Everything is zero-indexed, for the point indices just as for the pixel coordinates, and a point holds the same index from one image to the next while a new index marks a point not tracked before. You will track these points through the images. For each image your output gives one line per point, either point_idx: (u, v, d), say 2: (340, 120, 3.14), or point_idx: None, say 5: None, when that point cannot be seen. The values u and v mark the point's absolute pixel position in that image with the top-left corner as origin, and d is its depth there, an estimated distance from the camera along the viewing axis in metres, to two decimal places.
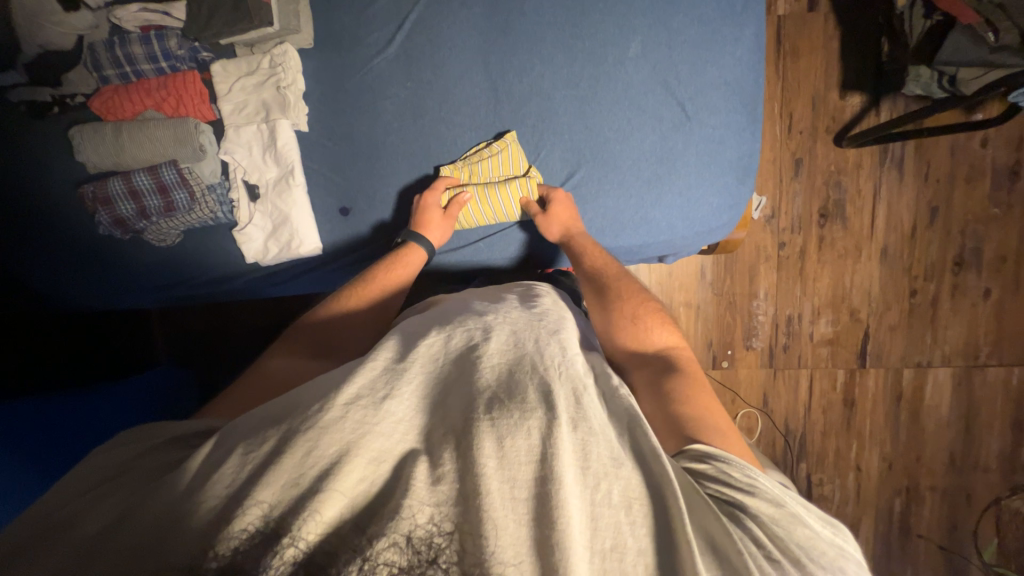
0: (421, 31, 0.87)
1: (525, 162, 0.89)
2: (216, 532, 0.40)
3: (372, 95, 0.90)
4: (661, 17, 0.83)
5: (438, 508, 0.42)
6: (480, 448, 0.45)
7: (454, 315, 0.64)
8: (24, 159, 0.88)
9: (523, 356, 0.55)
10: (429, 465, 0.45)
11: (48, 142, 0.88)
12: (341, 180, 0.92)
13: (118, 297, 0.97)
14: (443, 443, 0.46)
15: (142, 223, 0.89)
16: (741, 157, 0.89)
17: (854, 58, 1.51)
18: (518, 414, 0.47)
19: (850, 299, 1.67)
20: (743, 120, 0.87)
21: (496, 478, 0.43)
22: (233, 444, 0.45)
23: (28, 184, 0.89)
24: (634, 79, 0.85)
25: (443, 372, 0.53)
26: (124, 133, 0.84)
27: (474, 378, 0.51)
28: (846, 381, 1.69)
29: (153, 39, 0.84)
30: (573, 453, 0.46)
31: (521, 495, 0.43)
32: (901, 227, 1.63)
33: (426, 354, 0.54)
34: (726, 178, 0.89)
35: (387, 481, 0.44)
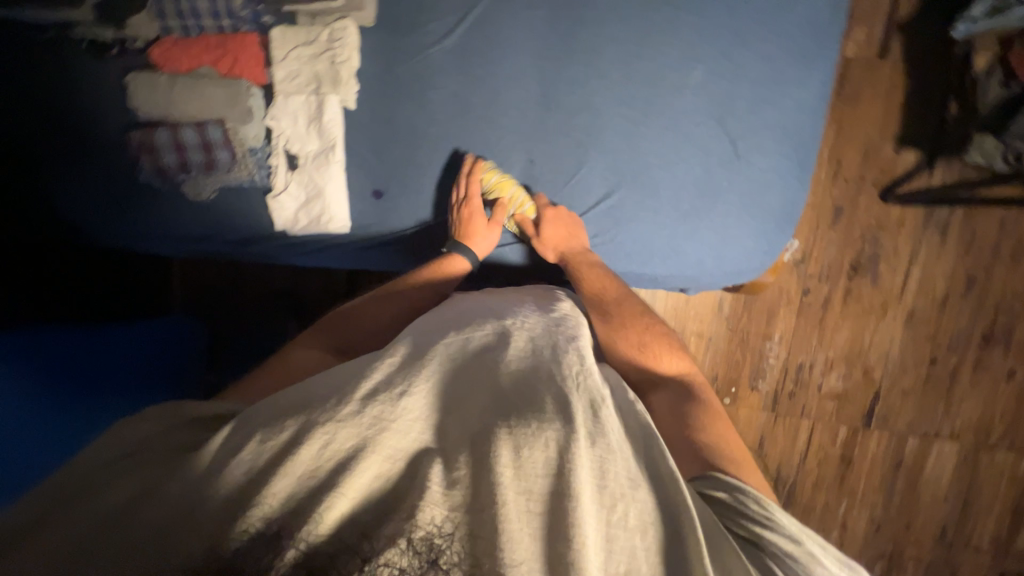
0: (483, 26, 0.86)
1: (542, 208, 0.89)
2: (231, 523, 0.40)
3: (421, 82, 0.88)
4: (728, 49, 0.80)
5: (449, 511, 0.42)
6: (496, 455, 0.44)
7: (472, 316, 0.64)
8: (79, 94, 0.90)
9: (540, 364, 0.55)
10: (445, 465, 0.44)
11: (102, 80, 0.89)
12: (379, 163, 0.92)
13: (140, 240, 0.98)
14: (458, 447, 0.46)
15: (183, 176, 0.90)
16: (786, 205, 0.84)
17: (916, 113, 1.46)
18: (535, 425, 0.47)
19: (867, 357, 1.63)
20: (795, 167, 0.83)
21: (512, 488, 0.43)
22: (250, 431, 0.45)
23: (79, 118, 0.91)
24: (689, 107, 0.82)
25: (461, 375, 0.53)
26: (178, 86, 0.85)
27: (491, 382, 0.52)
28: (847, 438, 1.66)
29: None
30: (591, 469, 0.46)
31: (536, 508, 0.43)
32: (933, 293, 1.58)
33: (444, 355, 0.55)
34: (767, 224, 0.84)
35: (408, 473, 0.44)
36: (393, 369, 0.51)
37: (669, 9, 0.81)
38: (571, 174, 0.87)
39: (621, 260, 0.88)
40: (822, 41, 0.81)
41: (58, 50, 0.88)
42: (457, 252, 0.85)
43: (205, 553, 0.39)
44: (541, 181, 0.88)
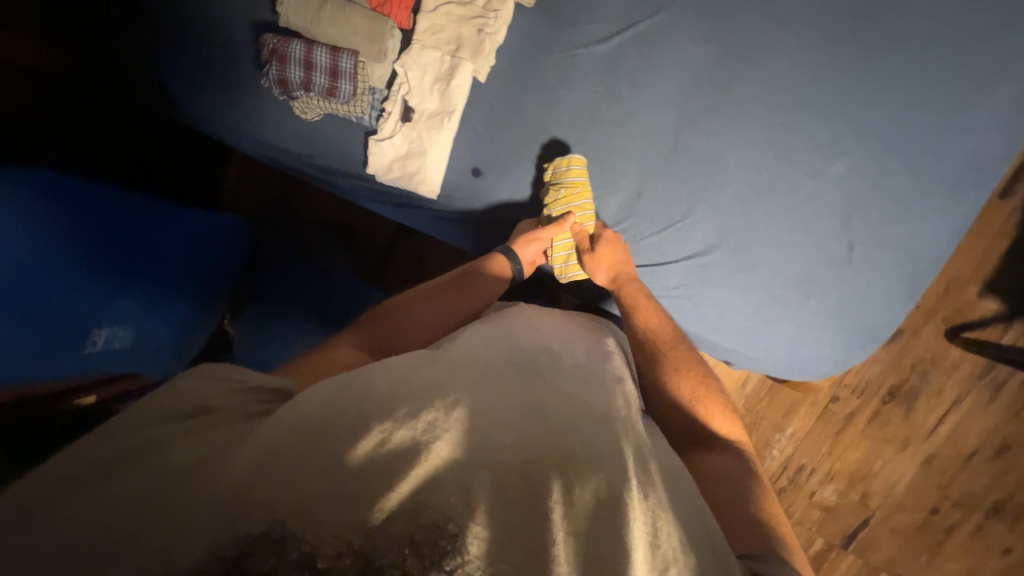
0: (640, 44, 0.83)
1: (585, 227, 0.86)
2: (272, 504, 0.39)
3: (560, 79, 0.86)
4: (882, 153, 0.76)
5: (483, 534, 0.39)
6: (545, 485, 0.43)
7: (524, 341, 0.65)
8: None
9: (588, 404, 0.55)
10: (487, 485, 0.43)
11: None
12: (488, 143, 0.90)
13: (235, 137, 1.00)
14: (509, 466, 0.45)
15: (300, 93, 0.88)
16: (878, 325, 0.80)
17: (1014, 267, 1.40)
18: (584, 465, 0.46)
19: (870, 483, 1.59)
20: (903, 292, 0.79)
21: (556, 526, 0.41)
22: (305, 411, 0.45)
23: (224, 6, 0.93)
24: (819, 197, 0.79)
25: (512, 397, 0.53)
26: (328, 5, 0.84)
27: (542, 411, 0.52)
28: (820, 551, 1.64)
29: None
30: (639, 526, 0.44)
31: (582, 548, 0.41)
32: (960, 446, 1.53)
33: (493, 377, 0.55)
34: (851, 336, 0.81)
35: (451, 480, 0.42)
36: (442, 382, 0.51)
37: (834, 92, 0.77)
38: (673, 219, 0.84)
39: (690, 318, 0.86)
40: (981, 176, 0.75)
41: None
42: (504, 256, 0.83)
43: (203, 557, 0.36)
44: (640, 215, 0.86)
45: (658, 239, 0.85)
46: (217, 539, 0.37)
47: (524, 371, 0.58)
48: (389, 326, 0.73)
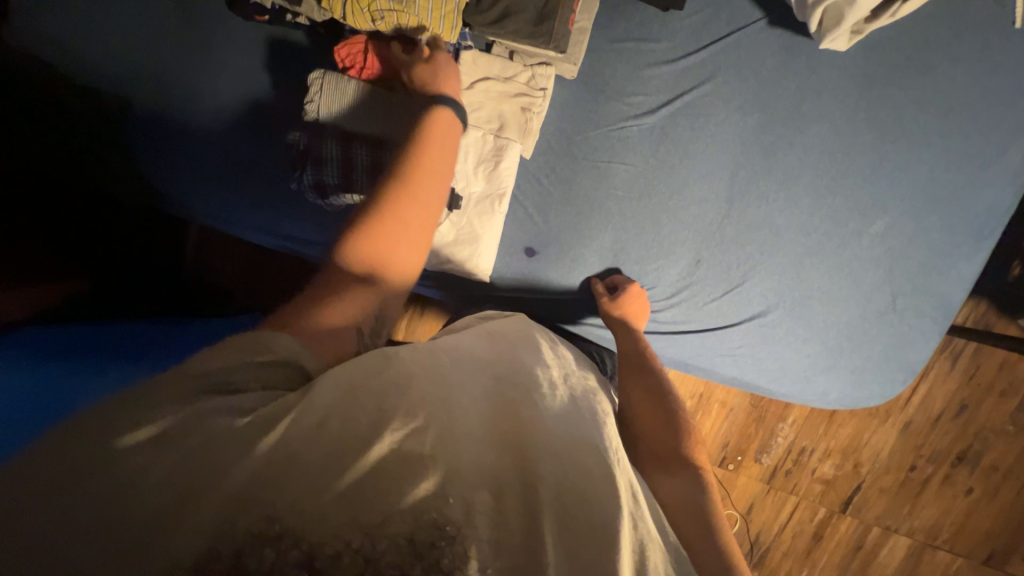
0: (687, 115, 0.82)
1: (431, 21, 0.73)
2: (250, 501, 0.38)
3: (610, 154, 0.85)
4: (915, 209, 0.83)
5: (484, 524, 0.41)
6: (537, 487, 0.44)
7: (521, 346, 0.66)
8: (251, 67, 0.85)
9: (582, 413, 0.57)
10: (485, 492, 0.43)
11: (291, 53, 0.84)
12: (543, 223, 0.87)
13: (238, 221, 0.89)
14: (502, 468, 0.45)
15: (342, 196, 0.77)
16: (920, 362, 0.88)
17: None
18: (575, 471, 0.48)
19: (860, 453, 1.78)
20: (941, 331, 0.86)
21: (548, 535, 0.42)
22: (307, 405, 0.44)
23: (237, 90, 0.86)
24: (864, 254, 0.84)
25: (522, 405, 0.53)
26: (364, 99, 0.74)
27: (540, 412, 0.52)
28: (824, 517, 1.84)
29: None
30: (624, 552, 0.44)
31: (563, 546, 0.42)
32: (929, 409, 1.74)
33: (504, 384, 0.56)
34: (897, 374, 0.88)
35: (459, 480, 0.43)
36: (447, 388, 0.51)
37: (868, 154, 0.82)
38: (735, 284, 0.87)
39: (754, 373, 0.90)
40: (996, 222, 0.83)
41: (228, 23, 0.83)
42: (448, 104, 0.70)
43: (203, 551, 0.35)
44: (701, 282, 0.87)
45: (722, 302, 0.87)
46: (217, 527, 0.36)
47: (538, 378, 0.58)
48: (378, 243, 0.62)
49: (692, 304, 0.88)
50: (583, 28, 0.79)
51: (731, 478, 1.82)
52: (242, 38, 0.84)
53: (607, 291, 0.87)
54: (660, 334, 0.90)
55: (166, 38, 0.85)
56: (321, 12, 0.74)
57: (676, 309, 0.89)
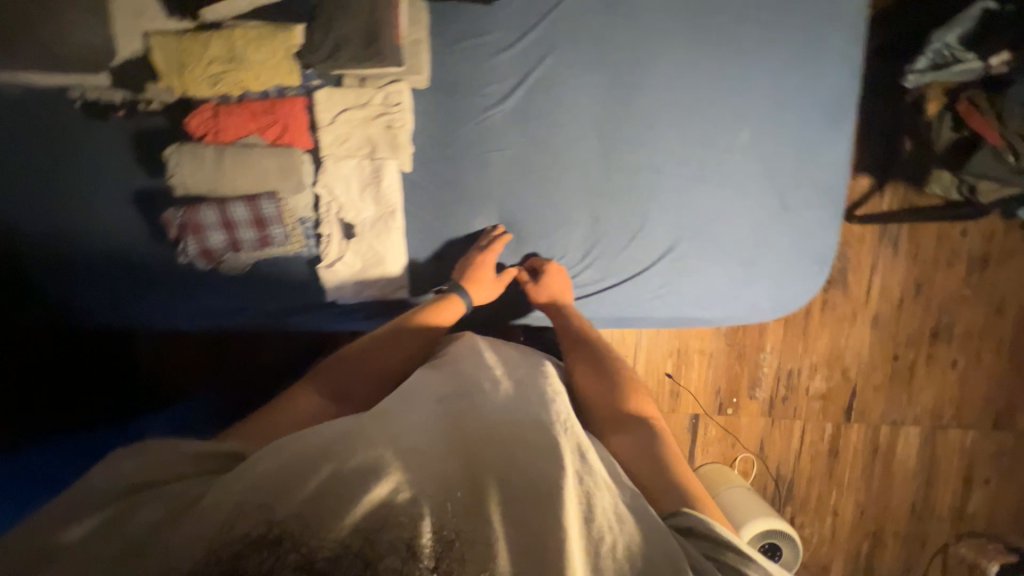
0: (541, 90, 0.88)
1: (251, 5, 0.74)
2: (228, 534, 0.40)
3: (483, 145, 0.88)
4: (770, 114, 0.89)
5: (445, 513, 0.43)
6: (494, 468, 0.47)
7: (469, 358, 0.69)
8: (117, 157, 0.83)
9: (534, 397, 0.60)
10: (442, 485, 0.45)
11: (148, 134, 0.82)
12: (444, 227, 0.89)
13: (156, 316, 0.87)
14: (461, 460, 0.48)
15: (228, 254, 0.83)
16: (827, 251, 0.91)
17: None
18: (528, 445, 0.50)
19: (846, 358, 1.79)
20: (834, 216, 0.91)
21: (505, 512, 0.44)
22: (268, 452, 0.46)
23: (110, 184, 0.84)
24: (740, 166, 0.89)
25: (472, 406, 0.56)
26: (225, 159, 0.78)
27: (489, 408, 0.56)
28: (834, 432, 1.83)
29: None
30: (582, 504, 0.46)
31: (524, 513, 0.44)
32: (891, 297, 1.78)
33: (453, 394, 0.59)
34: (812, 268, 0.92)
35: (418, 479, 0.45)
36: (397, 414, 0.54)
37: (713, 78, 0.88)
38: (638, 227, 0.90)
39: (684, 308, 0.93)
40: (846, 106, 0.90)
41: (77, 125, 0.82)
42: (455, 294, 0.84)
43: (205, 557, 0.39)
44: (615, 237, 0.90)
45: (639, 251, 0.91)
46: (215, 541, 0.40)
47: (486, 381, 0.62)
48: (353, 373, 0.73)
49: (607, 260, 0.91)
50: (419, 38, 0.83)
51: (734, 422, 1.81)
52: (96, 134, 0.82)
53: (531, 277, 0.89)
54: (586, 296, 0.92)
55: (21, 153, 0.82)
56: (168, 91, 0.77)
57: (594, 267, 0.91)
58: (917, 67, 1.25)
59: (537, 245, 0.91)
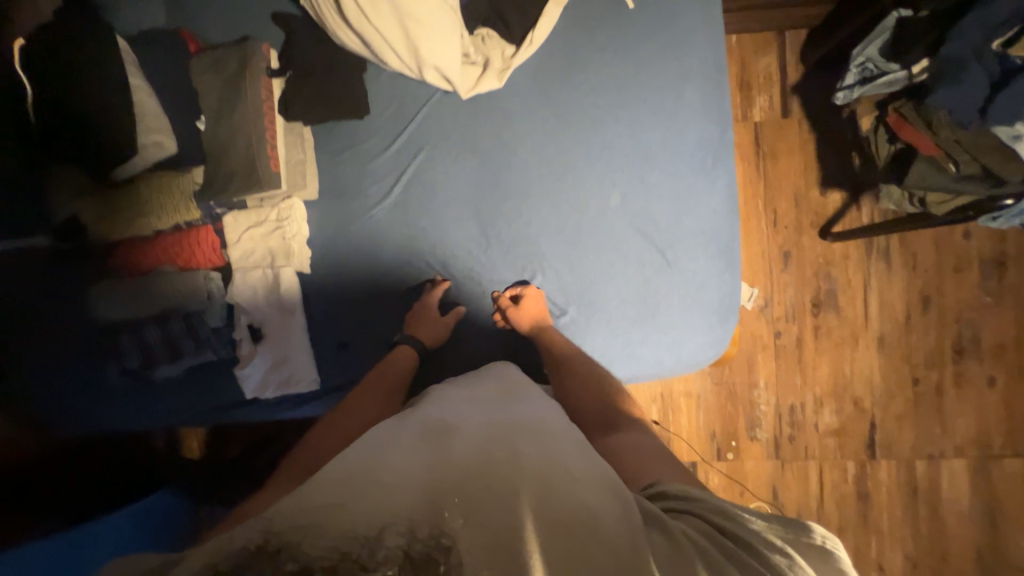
0: (416, 183, 0.95)
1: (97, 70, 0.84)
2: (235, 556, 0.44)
3: (371, 240, 0.96)
4: (638, 173, 0.90)
5: (426, 520, 0.45)
6: (467, 472, 0.51)
7: (447, 395, 0.75)
8: (46, 293, 0.90)
9: (502, 419, 0.64)
10: (423, 497, 0.48)
11: (70, 274, 0.90)
12: (348, 322, 0.96)
13: (112, 422, 0.93)
14: (439, 468, 0.52)
15: (148, 372, 0.92)
16: (723, 298, 0.90)
17: (831, 163, 1.62)
18: (495, 451, 0.54)
19: (853, 388, 1.65)
20: (722, 264, 0.90)
21: (480, 510, 0.47)
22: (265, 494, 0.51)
23: (44, 319, 0.90)
24: (616, 227, 0.90)
25: (434, 432, 0.60)
26: (137, 289, 0.89)
27: (459, 430, 0.60)
28: (857, 472, 1.63)
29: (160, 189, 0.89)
30: (551, 498, 0.49)
31: (496, 506, 0.47)
32: (895, 316, 1.64)
33: (417, 425, 0.62)
34: (709, 318, 0.90)
35: (401, 487, 0.49)
36: (376, 442, 0.58)
37: (578, 147, 0.92)
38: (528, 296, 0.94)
39: None
40: (718, 153, 0.90)
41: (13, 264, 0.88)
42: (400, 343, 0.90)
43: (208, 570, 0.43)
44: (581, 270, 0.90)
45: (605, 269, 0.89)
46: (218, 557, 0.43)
47: (460, 412, 0.66)
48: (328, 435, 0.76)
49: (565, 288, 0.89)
50: (300, 159, 0.94)
51: (738, 469, 1.64)
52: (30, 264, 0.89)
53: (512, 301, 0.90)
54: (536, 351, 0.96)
55: None
56: (103, 236, 0.89)
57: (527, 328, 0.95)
58: (844, 82, 1.23)
59: None
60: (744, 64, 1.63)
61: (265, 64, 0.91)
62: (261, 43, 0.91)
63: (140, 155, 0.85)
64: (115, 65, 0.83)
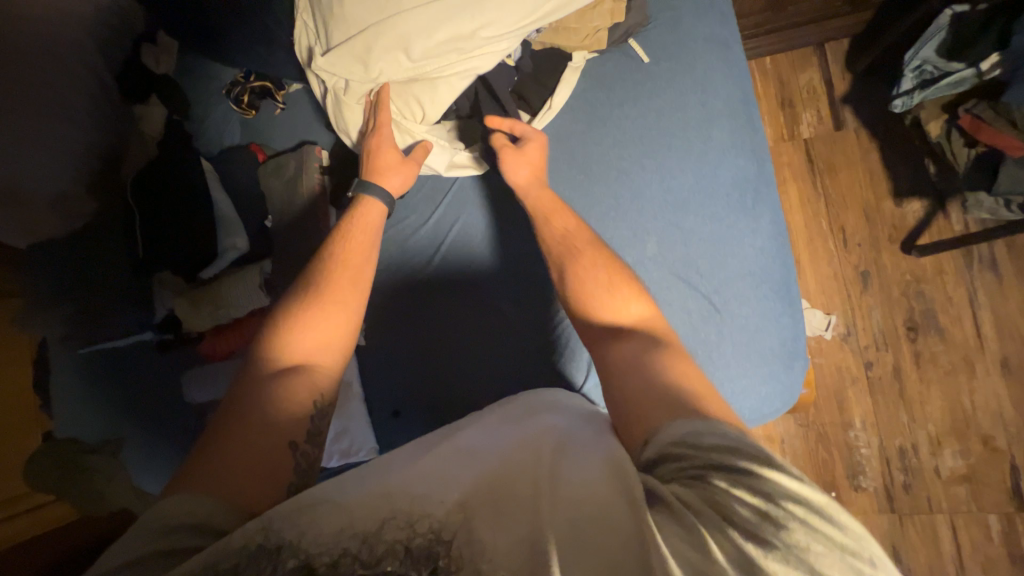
0: (455, 251, 1.02)
1: (184, 166, 1.02)
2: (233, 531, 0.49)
3: (415, 307, 1.02)
4: (672, 220, 0.88)
5: (434, 521, 0.50)
6: (483, 499, 0.51)
7: (485, 409, 0.76)
8: (162, 382, 1.04)
9: (532, 428, 0.63)
10: (444, 505, 0.51)
11: (180, 361, 1.07)
12: (401, 387, 1.01)
13: None
14: (455, 485, 0.54)
15: None
16: (783, 342, 0.84)
17: (901, 170, 1.47)
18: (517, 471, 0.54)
19: (978, 423, 1.38)
20: (778, 305, 0.85)
21: (492, 530, 0.48)
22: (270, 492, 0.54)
23: (153, 407, 1.02)
24: (654, 277, 0.87)
25: (472, 446, 0.61)
26: (222, 372, 1.02)
27: (487, 443, 0.61)
28: (1004, 530, 1.33)
29: (234, 279, 1.02)
30: (571, 513, 0.48)
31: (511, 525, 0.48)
32: (1018, 334, 1.39)
33: (464, 434, 0.65)
34: (771, 365, 0.84)
35: (420, 501, 0.52)
36: (401, 456, 0.61)
37: (607, 199, 0.92)
38: (570, 347, 0.96)
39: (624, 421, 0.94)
40: (757, 191, 0.88)
41: (134, 357, 1.03)
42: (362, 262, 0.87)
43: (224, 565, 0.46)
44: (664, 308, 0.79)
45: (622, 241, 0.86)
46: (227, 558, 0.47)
47: (495, 423, 0.67)
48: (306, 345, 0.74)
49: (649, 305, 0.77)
50: None
51: None
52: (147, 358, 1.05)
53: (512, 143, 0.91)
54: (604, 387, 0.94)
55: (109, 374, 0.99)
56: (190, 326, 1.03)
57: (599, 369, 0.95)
58: (901, 88, 1.13)
59: (482, 387, 0.97)
60: (782, 82, 1.56)
61: (319, 163, 1.06)
62: (313, 146, 1.06)
63: (221, 256, 1.01)
64: (201, 180, 1.01)
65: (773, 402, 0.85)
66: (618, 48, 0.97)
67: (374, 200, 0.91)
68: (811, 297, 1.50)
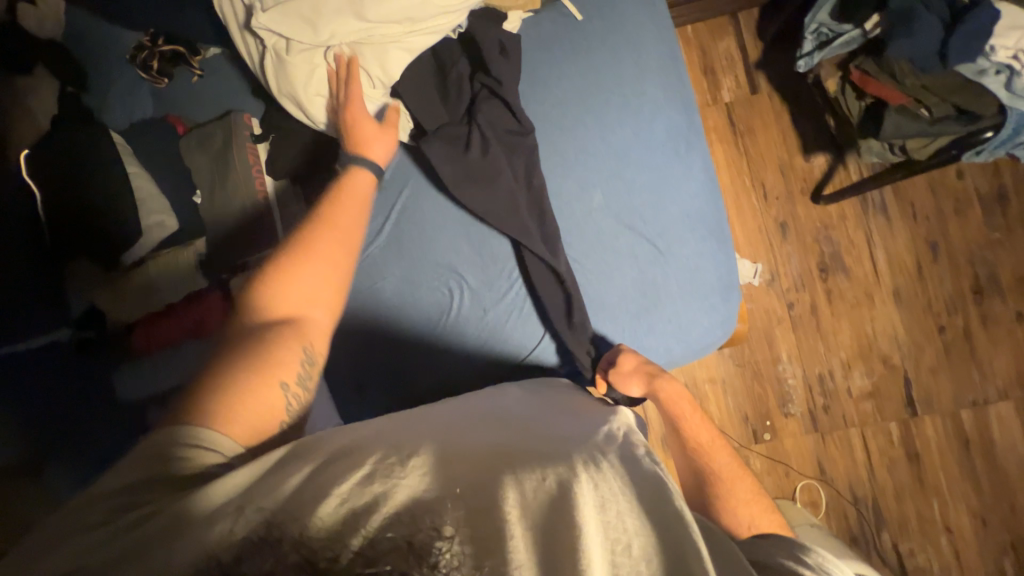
0: (405, 218, 0.98)
1: (88, 140, 0.91)
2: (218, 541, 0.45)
3: (368, 277, 0.98)
4: (615, 171, 0.93)
5: (438, 516, 0.46)
6: (502, 493, 0.49)
7: (480, 405, 0.75)
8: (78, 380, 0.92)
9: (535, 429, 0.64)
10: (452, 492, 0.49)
11: (105, 361, 0.95)
12: (360, 359, 0.98)
13: None
14: (462, 475, 0.52)
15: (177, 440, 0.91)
16: (720, 278, 0.93)
17: (808, 128, 1.64)
18: (535, 467, 0.53)
19: (879, 345, 1.60)
20: (714, 245, 0.93)
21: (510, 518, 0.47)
22: (259, 498, 0.49)
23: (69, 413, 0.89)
24: (602, 227, 0.93)
25: (475, 440, 0.60)
26: (158, 363, 0.94)
27: (491, 440, 0.60)
28: (902, 434, 1.57)
29: (165, 262, 0.95)
30: (593, 508, 0.48)
31: (529, 519, 0.47)
32: (905, 267, 1.62)
33: (462, 431, 0.64)
34: (711, 299, 0.92)
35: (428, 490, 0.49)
36: (401, 443, 0.58)
37: (553, 157, 0.96)
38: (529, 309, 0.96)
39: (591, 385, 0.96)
40: (688, 140, 0.95)
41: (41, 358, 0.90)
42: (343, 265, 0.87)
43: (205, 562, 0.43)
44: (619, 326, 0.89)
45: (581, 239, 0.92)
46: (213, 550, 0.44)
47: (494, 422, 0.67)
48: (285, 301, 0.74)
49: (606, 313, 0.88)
50: (294, 214, 0.99)
51: (778, 449, 1.57)
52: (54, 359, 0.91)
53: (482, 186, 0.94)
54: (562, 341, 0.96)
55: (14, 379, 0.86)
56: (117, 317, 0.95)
57: None
58: (803, 49, 1.26)
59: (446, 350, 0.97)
60: (703, 50, 1.67)
61: (249, 132, 0.99)
62: (241, 113, 0.99)
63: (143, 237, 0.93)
64: (111, 154, 0.91)
65: (715, 333, 0.93)
66: (553, 6, 0.99)
67: (358, 160, 0.88)
68: (740, 249, 1.64)
